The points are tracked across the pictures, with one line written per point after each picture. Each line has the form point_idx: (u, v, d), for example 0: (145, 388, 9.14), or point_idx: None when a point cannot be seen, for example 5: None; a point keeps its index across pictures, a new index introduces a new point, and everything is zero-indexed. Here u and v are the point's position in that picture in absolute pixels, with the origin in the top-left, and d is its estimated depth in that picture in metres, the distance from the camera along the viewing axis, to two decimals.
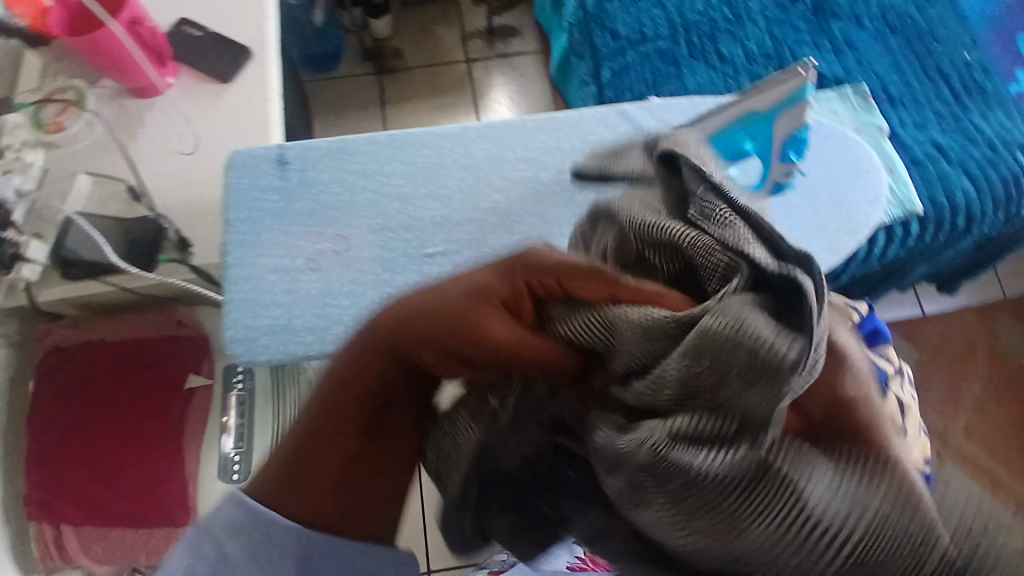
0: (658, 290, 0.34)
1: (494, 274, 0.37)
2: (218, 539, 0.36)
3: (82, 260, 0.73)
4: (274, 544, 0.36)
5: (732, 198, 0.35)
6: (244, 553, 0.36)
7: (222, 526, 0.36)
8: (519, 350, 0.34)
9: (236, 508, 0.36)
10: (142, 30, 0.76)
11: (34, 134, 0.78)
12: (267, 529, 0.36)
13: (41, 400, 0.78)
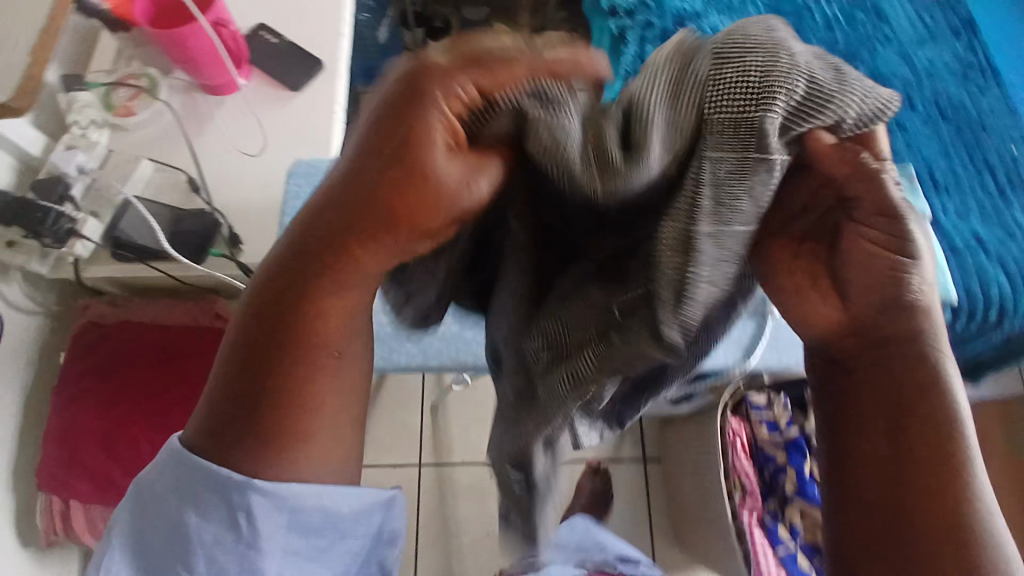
0: (576, 89, 0.32)
1: (401, 95, 0.33)
2: (160, 506, 0.45)
3: (135, 244, 0.75)
4: (207, 505, 0.44)
5: (673, 65, 0.32)
6: (190, 500, 0.44)
7: (163, 498, 0.45)
8: (442, 192, 0.34)
9: (174, 465, 0.44)
10: (225, 33, 0.78)
11: (103, 115, 0.81)
12: (196, 495, 0.44)
13: (71, 372, 0.79)
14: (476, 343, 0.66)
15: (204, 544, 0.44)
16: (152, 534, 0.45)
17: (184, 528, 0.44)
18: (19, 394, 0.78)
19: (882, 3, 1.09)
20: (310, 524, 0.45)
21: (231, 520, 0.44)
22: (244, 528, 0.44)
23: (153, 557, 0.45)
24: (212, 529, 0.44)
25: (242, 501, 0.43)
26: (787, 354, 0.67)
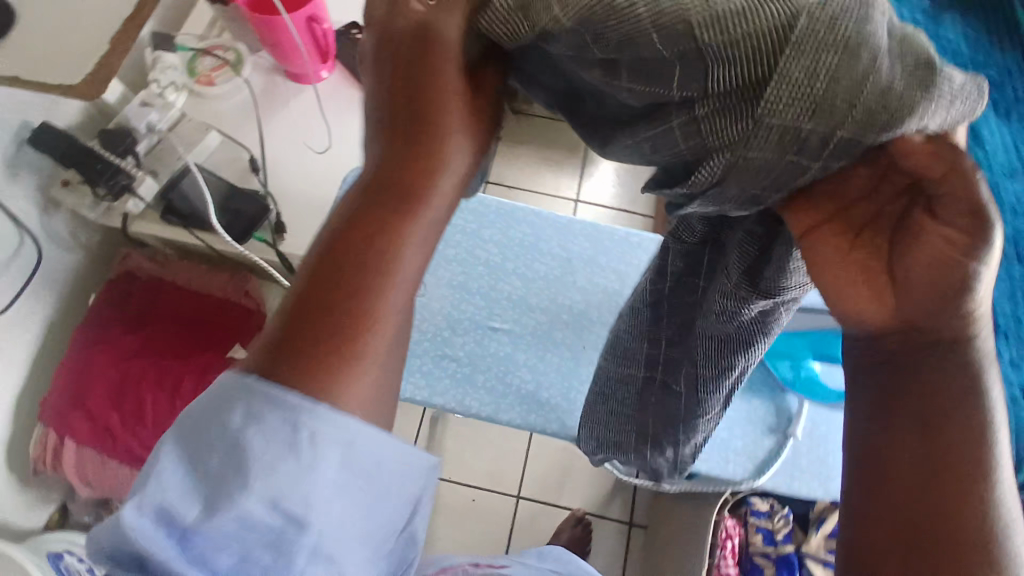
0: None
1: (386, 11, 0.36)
2: (208, 416, 0.33)
3: (184, 211, 0.77)
4: (271, 417, 0.32)
5: None
6: (240, 431, 0.32)
7: (215, 404, 0.33)
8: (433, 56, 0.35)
9: (221, 385, 0.33)
10: (317, 30, 0.79)
11: (186, 79, 0.83)
12: (257, 403, 0.32)
13: (99, 317, 0.81)
14: (485, 389, 0.65)
15: (257, 471, 0.32)
16: (196, 452, 0.33)
17: (235, 446, 0.32)
18: (42, 324, 0.80)
19: (976, 128, 1.05)
20: (374, 466, 0.35)
21: (292, 444, 0.32)
22: (307, 455, 0.33)
23: (184, 498, 0.32)
24: (269, 454, 0.32)
25: (312, 419, 0.32)
26: (795, 479, 0.65)
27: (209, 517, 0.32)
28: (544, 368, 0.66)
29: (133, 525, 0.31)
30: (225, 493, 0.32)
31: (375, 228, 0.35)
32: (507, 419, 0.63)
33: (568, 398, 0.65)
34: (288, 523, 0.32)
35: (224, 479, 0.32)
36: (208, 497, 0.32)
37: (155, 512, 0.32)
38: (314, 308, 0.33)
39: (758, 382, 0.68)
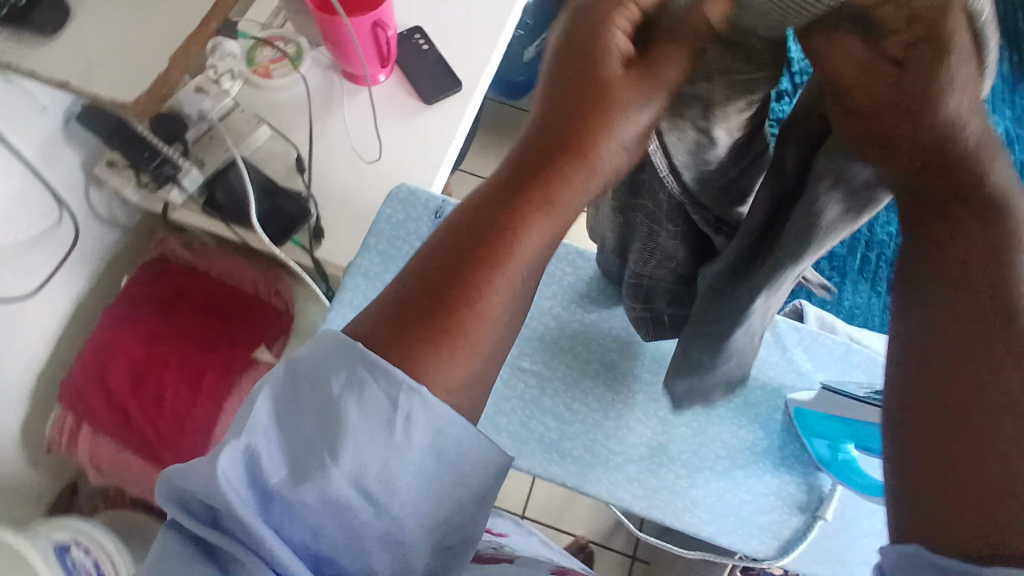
0: None
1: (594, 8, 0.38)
2: (314, 379, 0.36)
3: (225, 205, 0.76)
4: (374, 386, 0.35)
5: None
6: (344, 390, 0.35)
7: (325, 366, 0.36)
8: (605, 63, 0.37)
9: (336, 349, 0.36)
10: (381, 35, 0.77)
11: (244, 68, 0.81)
12: (362, 373, 0.36)
13: (129, 299, 0.81)
14: (507, 433, 0.63)
15: (352, 436, 0.35)
16: (300, 406, 0.36)
17: (337, 413, 0.35)
18: (73, 297, 0.80)
19: None
20: (451, 449, 0.37)
21: (388, 421, 0.35)
22: (397, 434, 0.35)
23: (292, 442, 0.36)
24: (366, 425, 0.35)
25: (410, 399, 0.35)
26: (822, 563, 0.62)
27: (295, 480, 0.35)
28: (571, 418, 0.64)
29: (233, 463, 0.34)
30: (318, 455, 0.35)
31: (497, 230, 0.37)
32: (527, 465, 0.62)
33: (592, 450, 0.63)
34: (364, 495, 0.35)
35: (321, 438, 0.35)
36: (300, 453, 0.35)
37: (251, 453, 0.35)
38: (446, 279, 0.37)
39: (791, 457, 0.64)
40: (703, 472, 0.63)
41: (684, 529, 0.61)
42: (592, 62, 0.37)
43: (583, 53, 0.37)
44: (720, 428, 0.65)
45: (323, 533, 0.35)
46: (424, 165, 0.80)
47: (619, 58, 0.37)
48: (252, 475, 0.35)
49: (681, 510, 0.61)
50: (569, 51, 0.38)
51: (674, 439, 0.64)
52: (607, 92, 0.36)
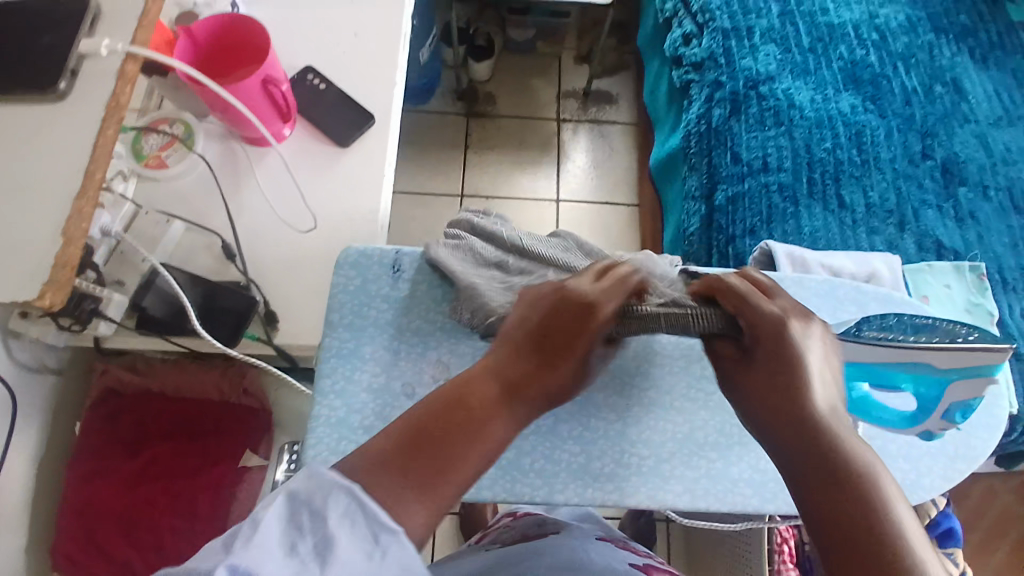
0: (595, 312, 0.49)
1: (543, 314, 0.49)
2: (312, 511, 0.34)
3: (163, 320, 0.70)
4: (365, 517, 0.34)
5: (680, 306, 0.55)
6: (340, 517, 0.34)
7: (321, 489, 0.34)
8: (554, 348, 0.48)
9: (341, 490, 0.35)
10: (274, 92, 0.70)
11: (133, 165, 0.74)
12: (358, 506, 0.34)
13: (90, 446, 0.75)
14: (533, 471, 0.61)
15: (339, 568, 0.32)
16: (292, 531, 0.33)
17: (326, 542, 0.33)
18: (33, 459, 0.73)
19: (960, 76, 1.02)
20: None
21: (369, 556, 0.33)
22: (376, 568, 0.33)
23: (282, 564, 0.32)
24: (352, 556, 0.33)
25: (393, 538, 0.34)
26: None
27: None
28: (591, 436, 0.62)
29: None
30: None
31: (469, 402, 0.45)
32: (564, 499, 0.60)
33: (621, 461, 0.61)
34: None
35: (308, 567, 0.32)
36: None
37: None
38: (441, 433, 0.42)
39: None
40: (734, 448, 0.62)
41: (731, 509, 0.61)
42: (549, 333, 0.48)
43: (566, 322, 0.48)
44: None
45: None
46: (359, 216, 0.75)
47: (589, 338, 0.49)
48: None
49: (722, 494, 0.61)
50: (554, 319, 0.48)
51: (696, 425, 0.63)
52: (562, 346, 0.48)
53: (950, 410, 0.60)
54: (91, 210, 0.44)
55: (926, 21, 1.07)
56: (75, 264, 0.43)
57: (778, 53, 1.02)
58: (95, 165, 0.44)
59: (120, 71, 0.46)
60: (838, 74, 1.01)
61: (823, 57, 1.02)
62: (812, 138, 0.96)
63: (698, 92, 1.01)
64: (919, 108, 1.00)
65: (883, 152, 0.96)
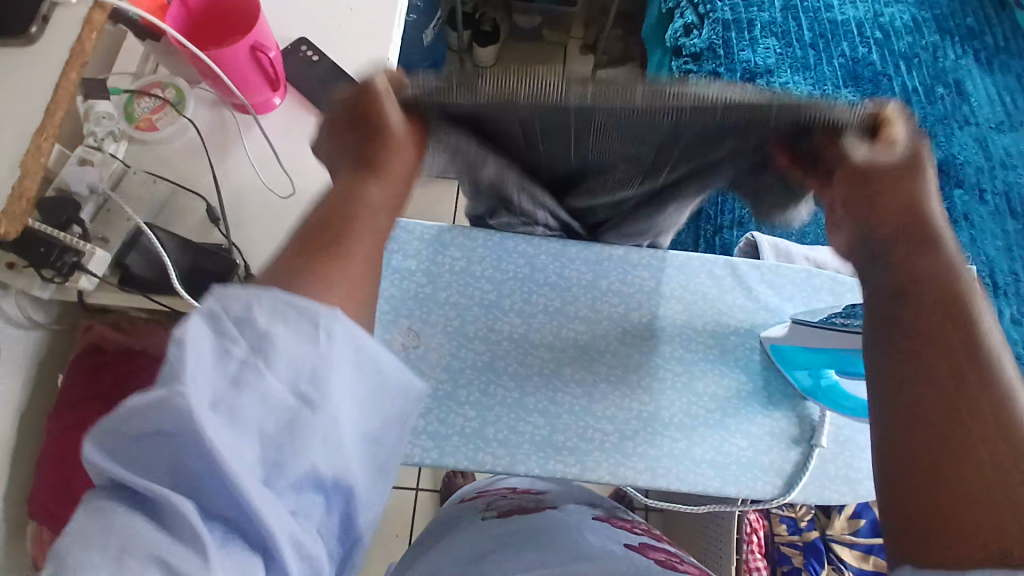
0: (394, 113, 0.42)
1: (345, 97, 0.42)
2: (236, 325, 0.32)
3: (144, 278, 0.71)
4: (298, 311, 0.33)
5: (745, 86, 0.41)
6: (272, 321, 0.32)
7: (241, 297, 0.32)
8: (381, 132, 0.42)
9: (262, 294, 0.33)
10: (263, 60, 0.71)
11: (124, 125, 0.75)
12: (287, 306, 0.33)
13: (70, 400, 0.76)
14: (496, 441, 0.61)
15: (284, 360, 0.32)
16: (223, 340, 0.31)
17: (262, 339, 0.32)
18: (16, 407, 0.75)
19: (964, 78, 1.01)
20: (374, 377, 0.35)
21: (312, 343, 0.33)
22: (323, 355, 0.33)
23: (226, 384, 0.31)
24: (295, 349, 0.32)
25: (327, 320, 0.33)
26: (828, 489, 0.63)
27: (232, 419, 0.31)
28: (557, 411, 0.62)
29: (188, 404, 0.30)
30: (257, 383, 0.31)
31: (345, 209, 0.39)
32: (525, 469, 0.60)
33: (585, 437, 0.62)
34: (302, 410, 0.32)
35: (251, 366, 0.32)
36: (228, 394, 0.31)
37: (206, 396, 0.30)
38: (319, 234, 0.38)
39: (777, 393, 0.65)
40: (698, 430, 0.62)
41: (691, 489, 0.61)
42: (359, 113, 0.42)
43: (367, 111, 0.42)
44: (704, 382, 0.64)
45: (259, 496, 0.31)
46: None
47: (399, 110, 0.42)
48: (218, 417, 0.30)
49: (683, 474, 0.61)
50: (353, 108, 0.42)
51: (663, 405, 0.63)
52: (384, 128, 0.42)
53: None
54: (53, 148, 0.45)
55: (932, 22, 1.05)
56: (32, 198, 0.44)
57: (778, 46, 1.01)
58: (56, 104, 0.44)
59: (85, 18, 0.47)
60: (838, 71, 1.00)
61: (824, 53, 1.02)
62: None
63: None
64: (918, 108, 0.99)
65: None
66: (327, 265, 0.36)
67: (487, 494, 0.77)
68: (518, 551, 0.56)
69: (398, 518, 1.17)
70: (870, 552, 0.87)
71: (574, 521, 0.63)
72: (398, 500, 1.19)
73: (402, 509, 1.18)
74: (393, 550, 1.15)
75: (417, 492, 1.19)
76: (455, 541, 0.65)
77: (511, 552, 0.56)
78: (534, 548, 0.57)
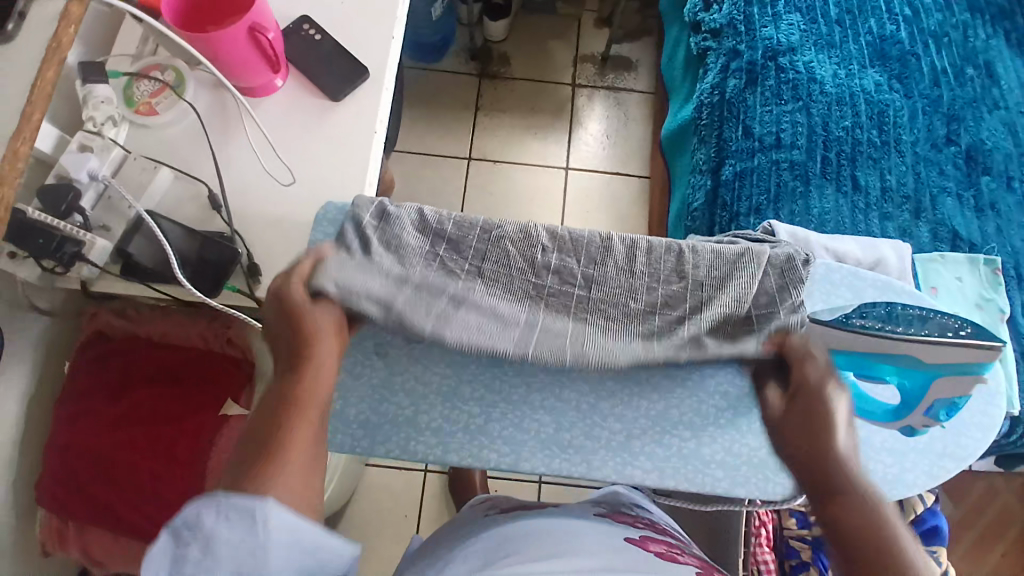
0: (308, 321, 0.55)
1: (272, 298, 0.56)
2: (184, 528, 0.38)
3: (146, 268, 0.70)
4: (240, 510, 0.39)
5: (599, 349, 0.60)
6: (219, 530, 0.38)
7: (187, 512, 0.38)
8: (297, 316, 0.55)
9: (206, 507, 0.38)
10: (262, 41, 0.68)
11: (123, 110, 0.74)
12: (226, 507, 0.38)
13: (75, 387, 0.77)
14: (499, 439, 0.60)
15: (228, 557, 0.38)
16: (174, 548, 0.38)
17: (206, 542, 0.38)
18: (24, 395, 0.76)
19: (995, 59, 0.96)
20: (310, 553, 0.41)
21: (250, 534, 0.38)
22: (263, 539, 0.39)
23: None
24: (236, 542, 0.38)
25: (263, 512, 0.39)
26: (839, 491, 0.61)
27: None
28: (563, 409, 0.61)
29: None
30: None
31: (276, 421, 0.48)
32: (529, 468, 0.59)
33: (591, 435, 0.61)
34: None
35: (199, 567, 0.37)
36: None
37: None
38: (258, 433, 0.47)
39: None
40: (708, 429, 0.61)
41: (699, 490, 0.59)
42: (283, 316, 0.55)
43: (277, 310, 0.55)
44: (716, 379, 0.62)
45: None
46: (348, 172, 0.74)
47: (303, 297, 0.56)
48: None
49: (691, 475, 0.60)
50: (272, 319, 0.56)
51: (671, 404, 0.61)
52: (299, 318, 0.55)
53: (934, 407, 0.60)
54: (29, 150, 0.43)
55: None
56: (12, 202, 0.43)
57: (802, 22, 0.97)
58: (31, 105, 0.43)
59: (62, 13, 0.46)
60: (865, 49, 0.96)
61: (851, 30, 0.97)
62: (830, 115, 0.91)
63: (714, 61, 0.98)
64: (947, 90, 0.94)
65: (905, 134, 0.91)
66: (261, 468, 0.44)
67: (491, 499, 0.75)
68: (513, 547, 0.56)
69: (406, 500, 1.18)
70: None
71: (575, 518, 0.63)
72: (406, 483, 1.19)
73: (411, 490, 1.19)
74: (404, 530, 1.16)
75: (426, 474, 1.19)
76: (452, 541, 0.64)
77: (506, 552, 0.56)
78: (526, 547, 0.55)
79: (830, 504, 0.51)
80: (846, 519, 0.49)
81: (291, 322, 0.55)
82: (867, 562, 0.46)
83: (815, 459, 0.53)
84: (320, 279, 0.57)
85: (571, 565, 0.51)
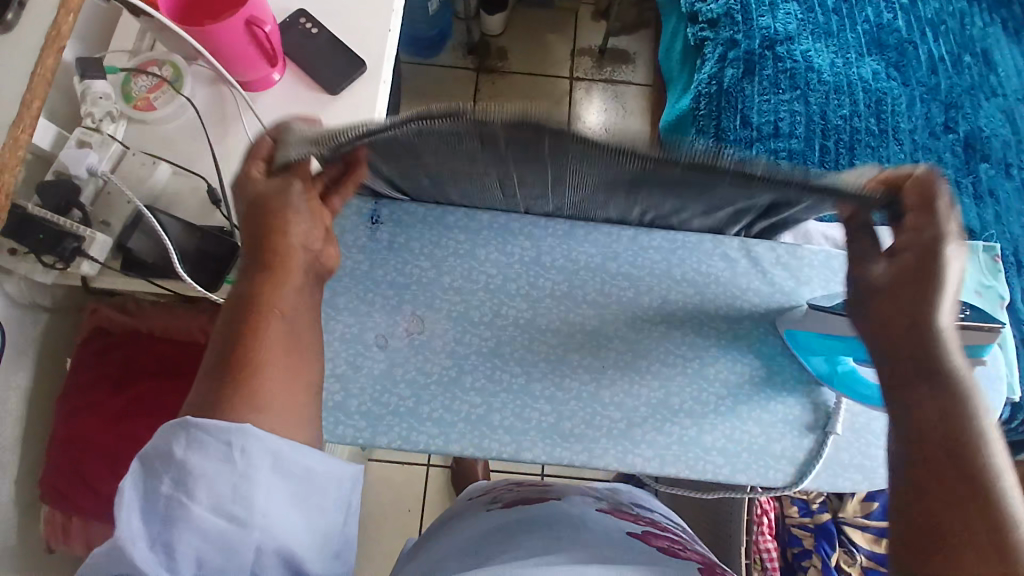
0: (278, 203, 0.50)
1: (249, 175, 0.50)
2: (159, 460, 0.41)
3: (147, 263, 0.70)
4: (213, 440, 0.41)
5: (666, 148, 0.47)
6: (193, 457, 0.41)
7: (162, 444, 0.42)
8: (263, 202, 0.50)
9: (179, 434, 0.41)
10: (259, 35, 0.68)
11: (121, 105, 0.73)
12: (196, 433, 0.41)
13: (78, 382, 0.77)
14: (501, 429, 0.60)
15: (204, 483, 0.41)
16: (152, 479, 0.41)
17: (181, 470, 0.41)
18: (26, 391, 0.76)
19: (992, 46, 0.96)
20: (299, 472, 0.43)
21: (226, 457, 0.41)
22: (240, 463, 0.41)
23: (161, 513, 0.41)
24: (213, 469, 0.41)
25: (239, 436, 0.42)
26: (841, 477, 0.61)
27: (173, 545, 0.40)
28: (564, 398, 0.61)
29: (144, 557, 0.39)
30: (182, 510, 0.40)
31: (250, 334, 0.47)
32: (531, 457, 0.60)
33: (592, 424, 0.61)
34: (234, 525, 0.41)
35: (177, 495, 0.41)
36: (163, 528, 0.40)
37: (150, 542, 0.40)
38: (231, 354, 0.46)
39: (791, 379, 0.63)
40: (708, 417, 0.61)
41: (699, 477, 0.59)
42: (253, 203, 0.50)
43: (246, 189, 0.50)
44: (716, 367, 0.62)
45: None
46: None
47: (262, 168, 0.50)
48: (170, 550, 0.40)
49: (692, 462, 0.60)
50: (243, 203, 0.51)
51: (671, 391, 0.62)
52: (269, 206, 0.50)
53: None
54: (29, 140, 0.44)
55: None
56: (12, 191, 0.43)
57: (799, 11, 0.96)
58: (31, 94, 0.44)
59: (60, 2, 0.46)
60: (862, 38, 0.96)
61: (848, 18, 0.97)
62: (828, 103, 0.91)
63: (712, 51, 0.98)
64: (945, 77, 0.94)
65: (903, 122, 0.91)
66: (240, 393, 0.44)
67: (491, 491, 0.75)
68: (516, 541, 0.56)
69: (409, 494, 1.18)
70: (881, 535, 0.86)
71: (577, 511, 0.63)
72: (408, 477, 1.20)
73: (414, 485, 1.19)
74: (407, 524, 1.17)
75: (428, 468, 1.20)
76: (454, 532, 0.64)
77: (508, 547, 0.56)
78: (528, 542, 0.55)
79: (910, 395, 0.46)
80: (922, 412, 0.45)
81: (263, 209, 0.50)
82: (936, 458, 0.42)
83: (910, 344, 0.48)
84: (286, 149, 0.50)
85: (569, 556, 0.51)
